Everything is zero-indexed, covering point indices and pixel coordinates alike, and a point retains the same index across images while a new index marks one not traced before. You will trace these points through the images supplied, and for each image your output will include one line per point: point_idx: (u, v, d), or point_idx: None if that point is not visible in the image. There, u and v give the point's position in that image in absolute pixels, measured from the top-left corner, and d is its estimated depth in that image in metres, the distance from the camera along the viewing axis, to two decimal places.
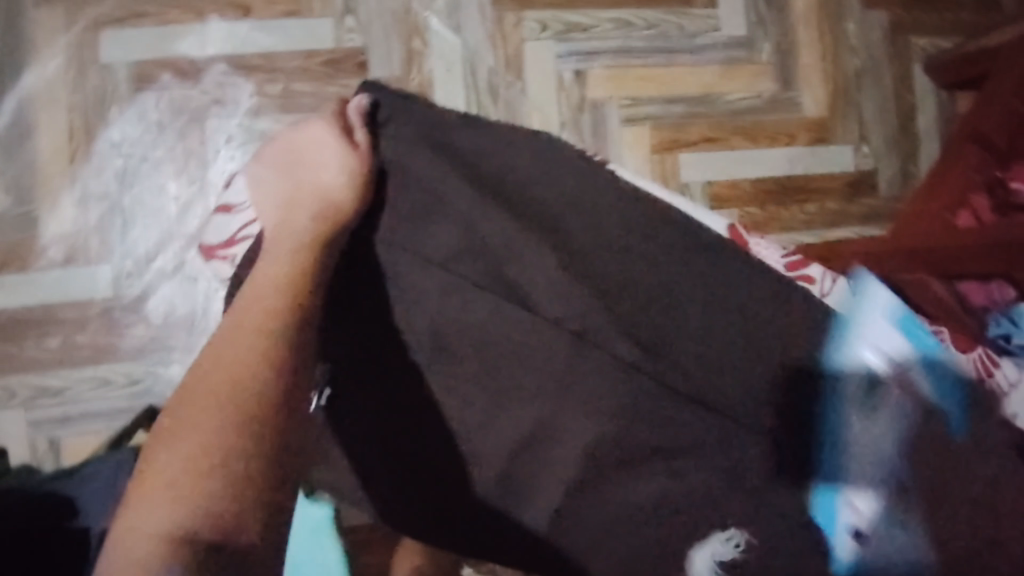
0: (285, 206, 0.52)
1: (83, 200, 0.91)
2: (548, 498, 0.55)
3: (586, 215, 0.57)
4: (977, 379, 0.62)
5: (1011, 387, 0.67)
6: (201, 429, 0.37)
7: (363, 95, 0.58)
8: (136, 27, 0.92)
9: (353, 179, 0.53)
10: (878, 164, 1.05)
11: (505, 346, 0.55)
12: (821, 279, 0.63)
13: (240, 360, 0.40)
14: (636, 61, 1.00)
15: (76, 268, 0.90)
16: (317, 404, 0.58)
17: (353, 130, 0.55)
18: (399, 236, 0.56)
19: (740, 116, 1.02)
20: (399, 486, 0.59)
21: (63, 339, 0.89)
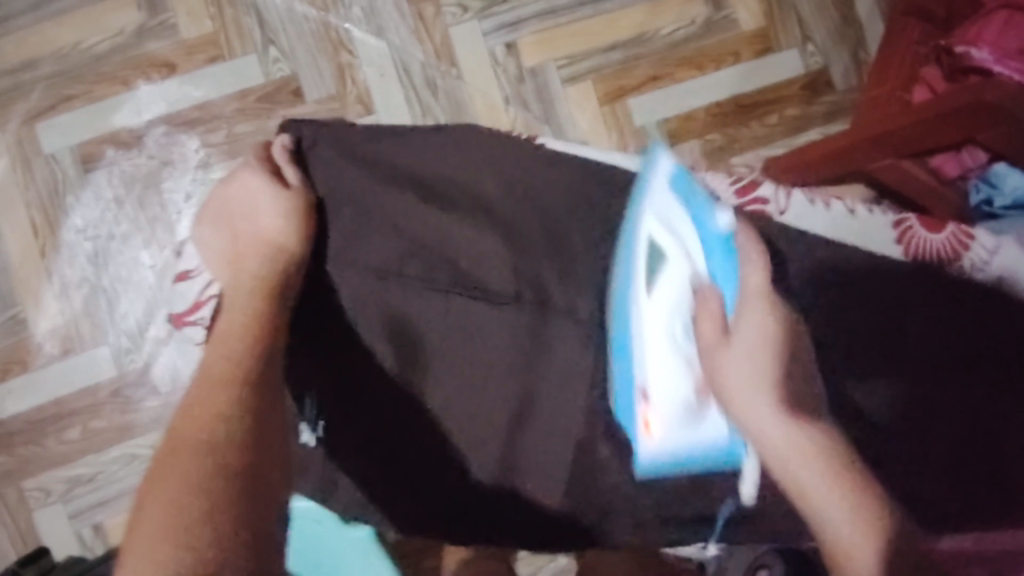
0: (236, 256, 0.64)
1: (64, 290, 0.92)
2: (549, 461, 0.66)
3: (513, 195, 0.68)
4: (923, 256, 0.71)
5: (991, 255, 0.70)
6: (176, 488, 0.46)
7: (285, 134, 0.67)
8: (69, 111, 0.92)
9: (288, 217, 0.64)
10: (828, 60, 1.03)
11: (460, 326, 0.66)
12: (774, 197, 0.73)
13: (204, 424, 0.50)
14: (562, 20, 0.99)
15: (75, 357, 0.91)
16: (314, 436, 0.65)
17: (283, 170, 0.66)
18: (348, 256, 0.66)
19: (679, 47, 1.01)
20: (407, 492, 0.65)
21: (82, 428, 0.91)
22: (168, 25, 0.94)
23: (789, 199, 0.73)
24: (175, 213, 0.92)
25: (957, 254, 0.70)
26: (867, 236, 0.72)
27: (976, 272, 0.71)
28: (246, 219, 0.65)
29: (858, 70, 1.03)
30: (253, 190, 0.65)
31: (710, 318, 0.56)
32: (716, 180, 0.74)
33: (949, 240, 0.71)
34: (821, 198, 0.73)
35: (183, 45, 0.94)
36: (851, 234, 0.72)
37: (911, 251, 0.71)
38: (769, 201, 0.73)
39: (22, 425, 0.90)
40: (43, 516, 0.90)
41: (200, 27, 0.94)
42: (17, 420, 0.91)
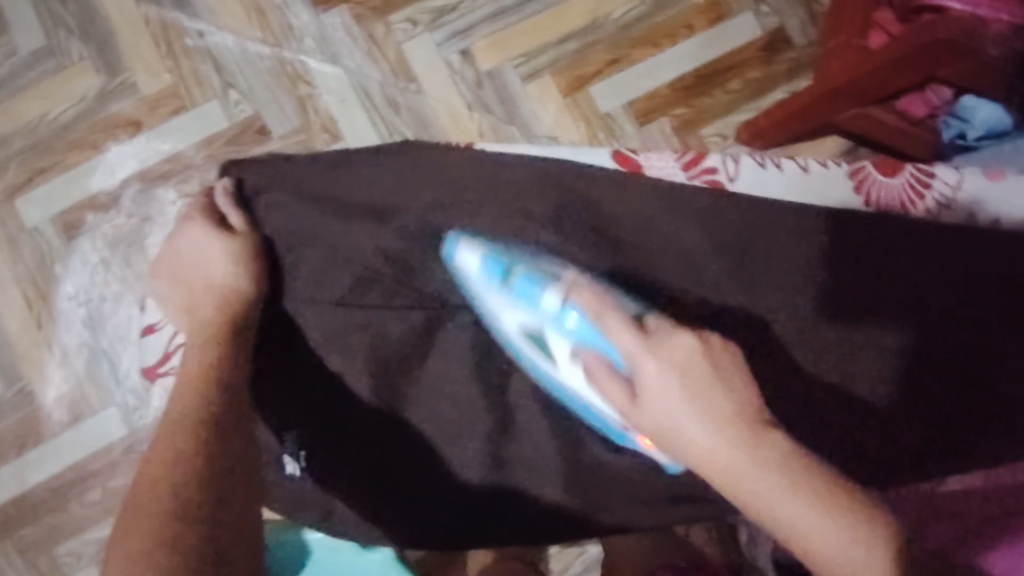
0: (189, 308, 0.65)
1: (65, 357, 0.93)
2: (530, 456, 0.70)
3: None
4: (887, 200, 0.71)
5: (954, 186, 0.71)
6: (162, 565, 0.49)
7: (226, 177, 0.67)
8: (44, 183, 0.94)
9: (239, 265, 0.65)
10: (784, 17, 1.02)
11: (432, 343, 0.69)
12: (723, 166, 0.72)
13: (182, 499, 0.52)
14: (512, 19, 1.00)
15: (86, 422, 0.93)
16: (297, 467, 0.69)
17: (227, 218, 0.66)
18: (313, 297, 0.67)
19: (633, 28, 1.01)
20: (404, 510, 0.70)
21: (103, 489, 0.93)
22: (127, 84, 0.95)
23: (737, 166, 0.72)
24: None
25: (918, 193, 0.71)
26: (825, 192, 0.72)
27: (944, 209, 0.71)
28: (198, 272, 0.66)
29: (816, 23, 1.02)
30: (202, 247, 0.66)
31: (607, 375, 0.57)
32: (665, 156, 0.73)
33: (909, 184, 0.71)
34: (771, 160, 0.72)
35: (146, 102, 0.95)
36: (807, 192, 0.72)
37: (872, 199, 0.71)
38: (718, 171, 0.72)
39: (44, 494, 0.92)
40: None
41: (159, 82, 0.96)
42: (38, 490, 0.93)
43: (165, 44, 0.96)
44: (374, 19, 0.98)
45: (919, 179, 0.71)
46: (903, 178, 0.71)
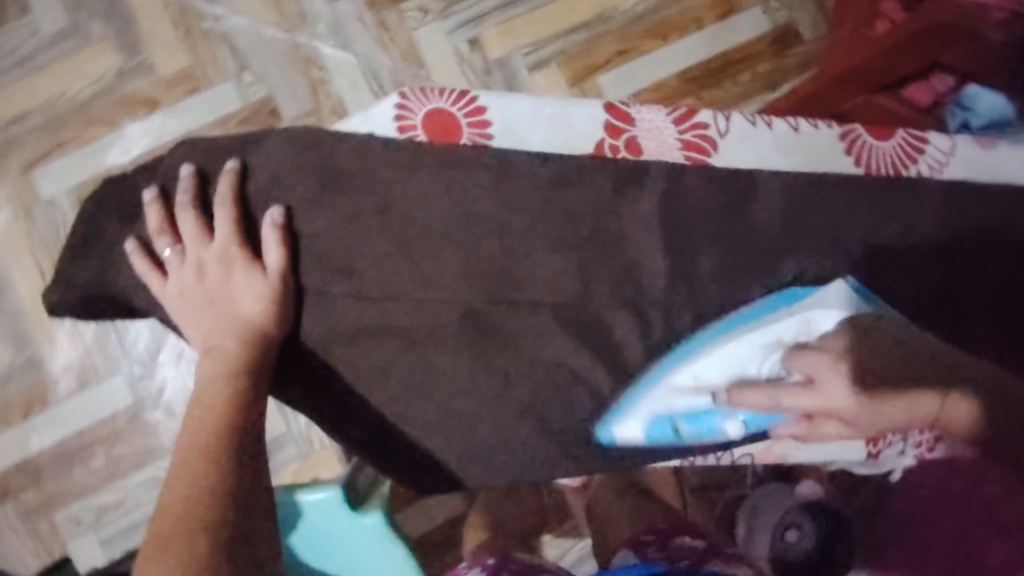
0: (177, 297, 0.64)
1: (74, 327, 0.95)
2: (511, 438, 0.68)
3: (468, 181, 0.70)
4: (880, 161, 0.74)
5: (947, 156, 0.74)
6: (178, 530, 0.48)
7: (188, 166, 0.68)
8: (63, 156, 0.97)
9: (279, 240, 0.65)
10: (792, 14, 1.03)
11: None
12: (714, 120, 0.74)
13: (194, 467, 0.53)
14: (521, 9, 1.01)
15: (93, 390, 0.95)
16: None
17: (157, 235, 0.66)
18: (314, 262, 0.66)
19: (642, 20, 1.02)
20: None
21: (106, 457, 0.95)
22: (145, 64, 0.98)
23: (728, 122, 0.74)
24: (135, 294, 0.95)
25: (911, 159, 0.74)
26: (814, 152, 0.74)
27: (931, 175, 0.74)
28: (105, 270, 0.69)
29: (826, 20, 1.03)
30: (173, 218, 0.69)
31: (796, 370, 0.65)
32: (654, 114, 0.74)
33: (902, 147, 0.74)
34: (764, 118, 0.74)
35: (163, 81, 0.98)
36: (796, 150, 0.74)
37: (863, 160, 0.74)
38: (709, 125, 0.74)
39: (49, 460, 0.94)
40: (75, 543, 0.94)
41: (177, 62, 0.98)
42: (44, 455, 0.95)
43: (184, 27, 0.99)
44: (386, 6, 1.01)
45: (912, 145, 0.74)
46: (893, 142, 0.74)
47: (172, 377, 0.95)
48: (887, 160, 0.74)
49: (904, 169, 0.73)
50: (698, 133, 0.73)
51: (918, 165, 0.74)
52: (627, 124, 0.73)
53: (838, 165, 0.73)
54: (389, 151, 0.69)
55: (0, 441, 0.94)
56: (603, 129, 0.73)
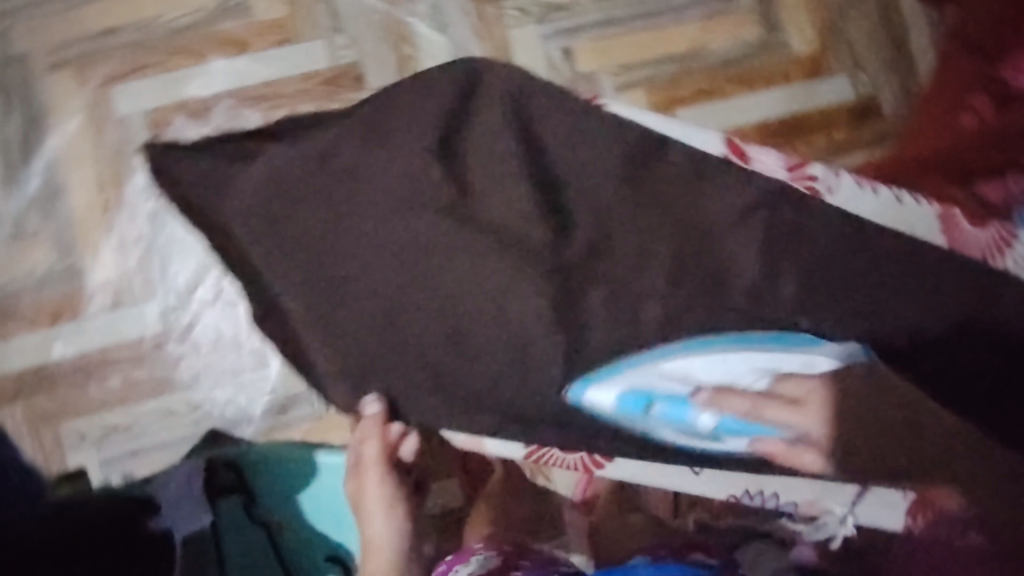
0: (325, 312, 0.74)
1: (121, 246, 0.96)
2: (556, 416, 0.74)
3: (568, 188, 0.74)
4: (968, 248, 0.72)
5: None
6: None
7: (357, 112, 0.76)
8: (144, 78, 0.97)
9: None
10: (877, 88, 1.05)
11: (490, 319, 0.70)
12: (825, 176, 0.74)
13: None
14: (620, 30, 1.02)
15: (125, 310, 0.95)
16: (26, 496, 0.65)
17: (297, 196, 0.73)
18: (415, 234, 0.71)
19: (732, 64, 1.03)
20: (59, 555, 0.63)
21: (124, 378, 0.95)
22: (244, 6, 0.99)
23: (837, 181, 0.74)
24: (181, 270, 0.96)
25: (999, 251, 0.72)
26: (912, 224, 0.73)
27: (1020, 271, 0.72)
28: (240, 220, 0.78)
29: (907, 101, 1.05)
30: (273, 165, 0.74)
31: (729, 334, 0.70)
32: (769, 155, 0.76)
33: (995, 238, 0.73)
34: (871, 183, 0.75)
35: (257, 25, 0.99)
36: (895, 219, 0.74)
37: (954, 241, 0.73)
38: (819, 179, 0.74)
39: (68, 369, 0.95)
40: (75, 457, 0.94)
41: (275, 10, 0.99)
42: (64, 364, 0.95)
43: None
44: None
45: (1004, 237, 0.73)
46: (989, 233, 0.73)
47: (207, 311, 0.96)
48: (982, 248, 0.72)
49: (994, 260, 0.72)
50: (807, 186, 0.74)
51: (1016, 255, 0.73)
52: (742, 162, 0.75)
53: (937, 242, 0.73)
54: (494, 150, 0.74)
55: (24, 342, 0.95)
56: (724, 145, 0.75)
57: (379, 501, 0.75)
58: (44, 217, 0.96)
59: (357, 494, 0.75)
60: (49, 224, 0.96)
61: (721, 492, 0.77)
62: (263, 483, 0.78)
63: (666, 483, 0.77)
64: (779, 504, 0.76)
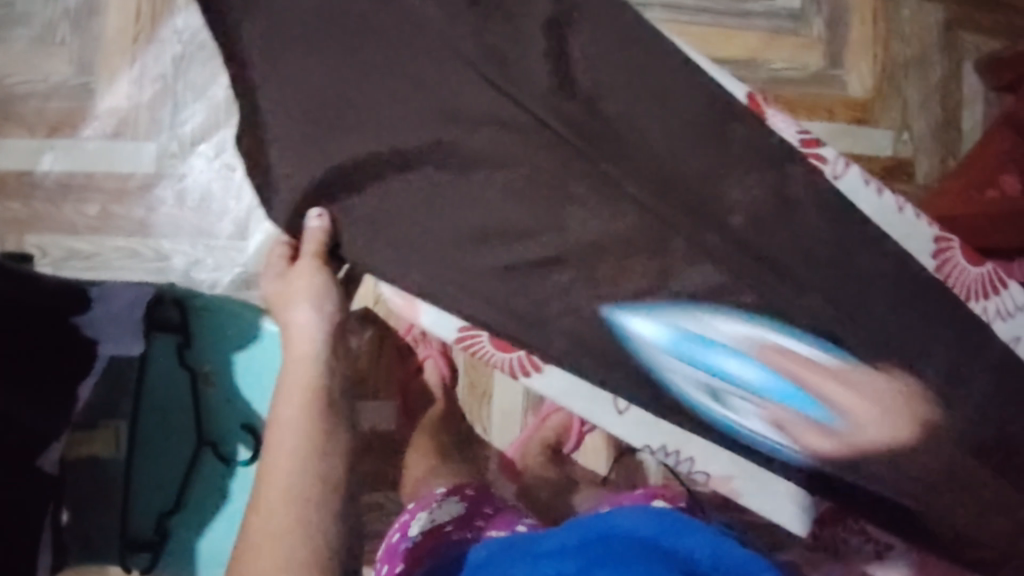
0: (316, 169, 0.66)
1: (140, 79, 0.95)
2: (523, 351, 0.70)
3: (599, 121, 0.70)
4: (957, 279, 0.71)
5: (1014, 310, 0.72)
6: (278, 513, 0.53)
7: None
8: None
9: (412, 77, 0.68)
10: (917, 152, 1.04)
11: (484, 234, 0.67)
12: (834, 160, 0.70)
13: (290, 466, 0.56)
14: (684, 18, 1.01)
15: (124, 141, 0.94)
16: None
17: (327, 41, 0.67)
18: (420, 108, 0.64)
19: (783, 85, 1.02)
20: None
21: (102, 208, 0.93)
22: None
23: (846, 168, 0.71)
24: (189, 117, 0.95)
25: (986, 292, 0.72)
26: (907, 237, 0.71)
27: (996, 319, 0.72)
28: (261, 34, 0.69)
29: (943, 173, 1.04)
30: None
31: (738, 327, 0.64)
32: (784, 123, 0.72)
33: (987, 278, 0.72)
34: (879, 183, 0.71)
35: None
36: (895, 226, 0.71)
37: (946, 271, 0.71)
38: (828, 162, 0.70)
39: (51, 183, 0.93)
40: None
41: None
42: (49, 177, 0.93)
43: None
44: None
45: (995, 280, 0.72)
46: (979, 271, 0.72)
47: (203, 166, 0.94)
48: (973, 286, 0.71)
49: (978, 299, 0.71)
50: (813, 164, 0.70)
51: (990, 302, 0.72)
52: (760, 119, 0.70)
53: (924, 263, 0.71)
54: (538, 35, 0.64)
55: (16, 143, 0.93)
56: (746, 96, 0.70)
57: (307, 317, 0.67)
58: (75, 29, 0.94)
59: (287, 298, 0.68)
60: (77, 37, 0.94)
61: (638, 438, 0.72)
62: (201, 330, 0.74)
63: (577, 406, 0.72)
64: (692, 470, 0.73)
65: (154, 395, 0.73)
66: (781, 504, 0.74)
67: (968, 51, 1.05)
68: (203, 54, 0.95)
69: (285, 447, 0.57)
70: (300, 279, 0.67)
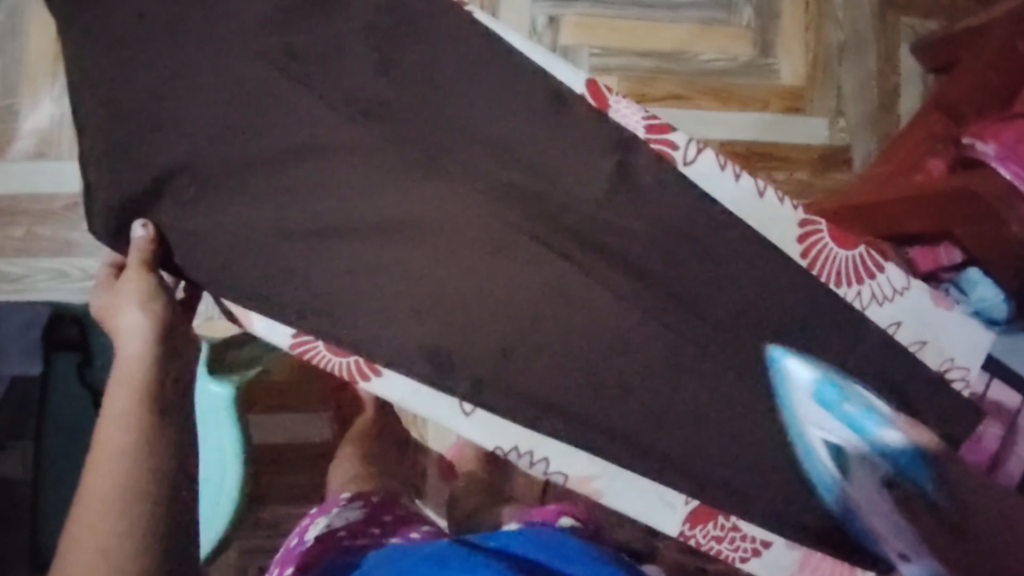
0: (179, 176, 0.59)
1: (63, 99, 0.95)
2: None
3: None
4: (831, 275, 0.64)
5: (894, 294, 0.65)
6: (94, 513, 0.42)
7: None
8: None
9: None
10: (854, 139, 1.02)
11: None
12: (683, 145, 0.62)
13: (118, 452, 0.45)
14: (608, 12, 1.00)
15: (47, 162, 0.94)
16: None
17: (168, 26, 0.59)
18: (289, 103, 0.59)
19: (713, 76, 1.01)
20: None
21: (29, 229, 0.94)
22: None
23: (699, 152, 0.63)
24: None
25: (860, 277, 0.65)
26: (767, 225, 0.63)
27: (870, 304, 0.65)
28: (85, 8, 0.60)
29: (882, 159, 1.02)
30: None
31: (854, 445, 0.60)
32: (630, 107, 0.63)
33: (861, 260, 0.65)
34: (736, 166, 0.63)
35: None
36: (752, 213, 0.63)
37: (817, 264, 0.64)
38: (676, 147, 0.62)
39: None
40: None
41: None
42: None
43: None
44: None
45: (868, 265, 0.65)
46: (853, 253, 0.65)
47: None
48: (847, 279, 0.65)
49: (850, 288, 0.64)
50: (657, 152, 0.62)
51: (865, 288, 0.65)
52: (601, 108, 0.62)
53: (788, 251, 0.63)
54: (401, 25, 0.61)
55: None
56: (586, 87, 0.62)
57: (134, 322, 0.52)
58: None
59: (107, 307, 0.54)
60: None
61: (489, 440, 0.61)
62: (105, 347, 0.77)
63: (420, 411, 0.60)
64: (547, 472, 0.61)
65: (58, 414, 0.74)
66: (652, 502, 0.62)
67: (903, 33, 1.04)
68: None
69: (106, 449, 0.44)
70: (126, 284, 0.55)
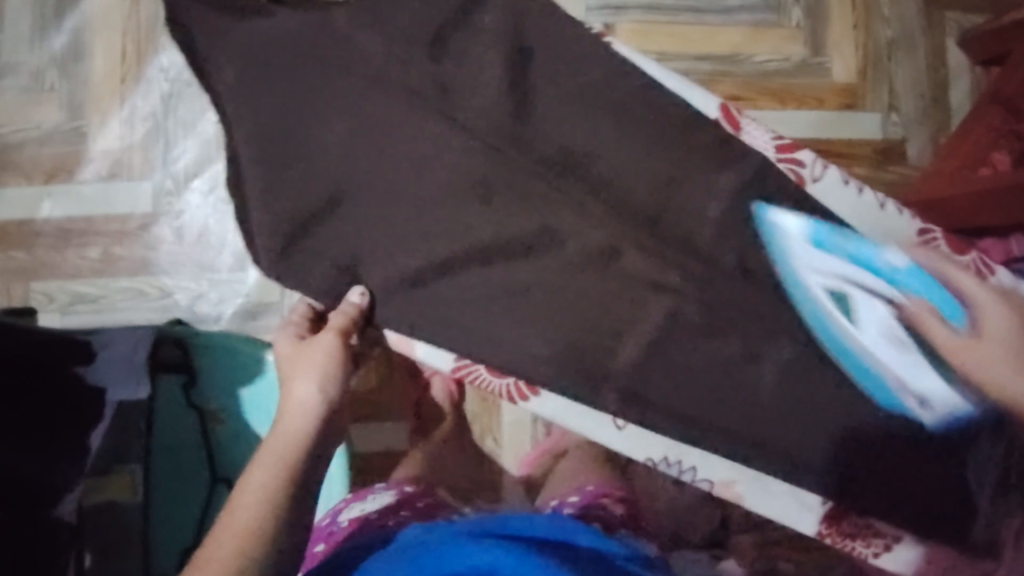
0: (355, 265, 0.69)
1: (130, 120, 0.96)
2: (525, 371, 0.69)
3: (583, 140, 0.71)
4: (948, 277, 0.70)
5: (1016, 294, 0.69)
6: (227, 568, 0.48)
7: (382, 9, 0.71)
8: None
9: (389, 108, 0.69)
10: (909, 134, 1.04)
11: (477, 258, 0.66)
12: (810, 163, 0.70)
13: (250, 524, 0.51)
14: (664, 18, 1.01)
15: (119, 183, 0.95)
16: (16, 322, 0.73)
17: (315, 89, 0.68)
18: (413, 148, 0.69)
19: (768, 77, 1.02)
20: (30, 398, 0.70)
21: (103, 250, 0.94)
22: None
23: (824, 170, 0.70)
24: (179, 153, 0.95)
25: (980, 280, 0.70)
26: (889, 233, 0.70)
27: None
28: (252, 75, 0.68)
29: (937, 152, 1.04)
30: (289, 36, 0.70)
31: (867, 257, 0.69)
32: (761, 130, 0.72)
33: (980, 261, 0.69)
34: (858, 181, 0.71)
35: None
36: (872, 223, 0.70)
37: None
38: (804, 166, 0.70)
39: (51, 230, 0.94)
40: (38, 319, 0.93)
41: None
42: (48, 224, 0.94)
43: None
44: None
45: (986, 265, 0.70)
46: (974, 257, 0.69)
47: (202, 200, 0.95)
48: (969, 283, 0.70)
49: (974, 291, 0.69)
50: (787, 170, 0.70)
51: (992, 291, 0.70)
52: (734, 129, 0.71)
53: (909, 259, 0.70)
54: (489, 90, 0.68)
55: (15, 193, 0.94)
56: (719, 111, 0.71)
57: (308, 393, 0.63)
58: (62, 76, 0.95)
59: (292, 366, 0.65)
60: (65, 83, 0.95)
61: (639, 451, 0.69)
62: (207, 367, 0.79)
63: (575, 425, 0.68)
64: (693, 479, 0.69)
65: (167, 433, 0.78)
66: (790, 505, 0.68)
67: (949, 27, 1.05)
68: (190, 90, 0.96)
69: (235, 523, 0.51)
70: (317, 351, 0.66)
